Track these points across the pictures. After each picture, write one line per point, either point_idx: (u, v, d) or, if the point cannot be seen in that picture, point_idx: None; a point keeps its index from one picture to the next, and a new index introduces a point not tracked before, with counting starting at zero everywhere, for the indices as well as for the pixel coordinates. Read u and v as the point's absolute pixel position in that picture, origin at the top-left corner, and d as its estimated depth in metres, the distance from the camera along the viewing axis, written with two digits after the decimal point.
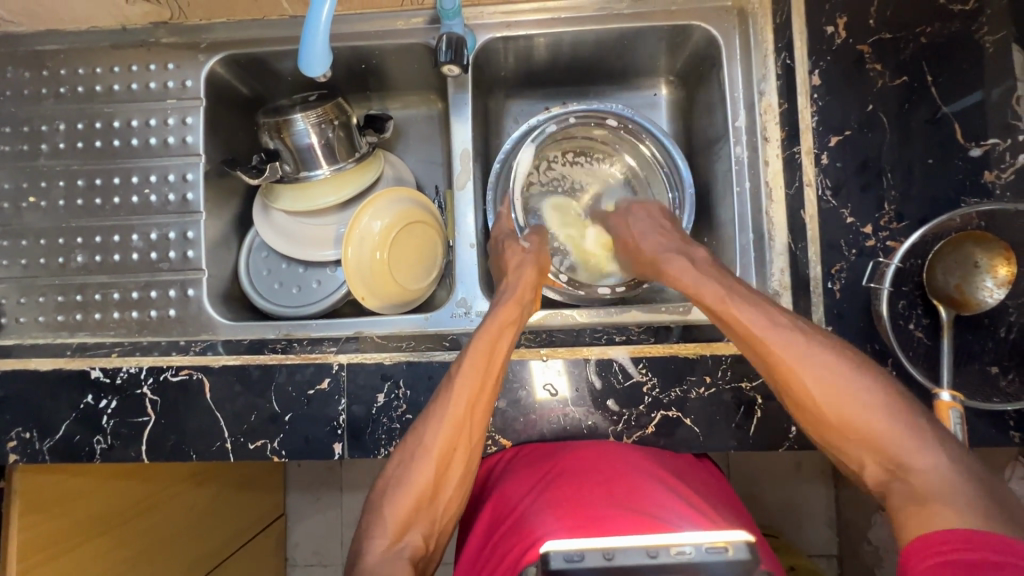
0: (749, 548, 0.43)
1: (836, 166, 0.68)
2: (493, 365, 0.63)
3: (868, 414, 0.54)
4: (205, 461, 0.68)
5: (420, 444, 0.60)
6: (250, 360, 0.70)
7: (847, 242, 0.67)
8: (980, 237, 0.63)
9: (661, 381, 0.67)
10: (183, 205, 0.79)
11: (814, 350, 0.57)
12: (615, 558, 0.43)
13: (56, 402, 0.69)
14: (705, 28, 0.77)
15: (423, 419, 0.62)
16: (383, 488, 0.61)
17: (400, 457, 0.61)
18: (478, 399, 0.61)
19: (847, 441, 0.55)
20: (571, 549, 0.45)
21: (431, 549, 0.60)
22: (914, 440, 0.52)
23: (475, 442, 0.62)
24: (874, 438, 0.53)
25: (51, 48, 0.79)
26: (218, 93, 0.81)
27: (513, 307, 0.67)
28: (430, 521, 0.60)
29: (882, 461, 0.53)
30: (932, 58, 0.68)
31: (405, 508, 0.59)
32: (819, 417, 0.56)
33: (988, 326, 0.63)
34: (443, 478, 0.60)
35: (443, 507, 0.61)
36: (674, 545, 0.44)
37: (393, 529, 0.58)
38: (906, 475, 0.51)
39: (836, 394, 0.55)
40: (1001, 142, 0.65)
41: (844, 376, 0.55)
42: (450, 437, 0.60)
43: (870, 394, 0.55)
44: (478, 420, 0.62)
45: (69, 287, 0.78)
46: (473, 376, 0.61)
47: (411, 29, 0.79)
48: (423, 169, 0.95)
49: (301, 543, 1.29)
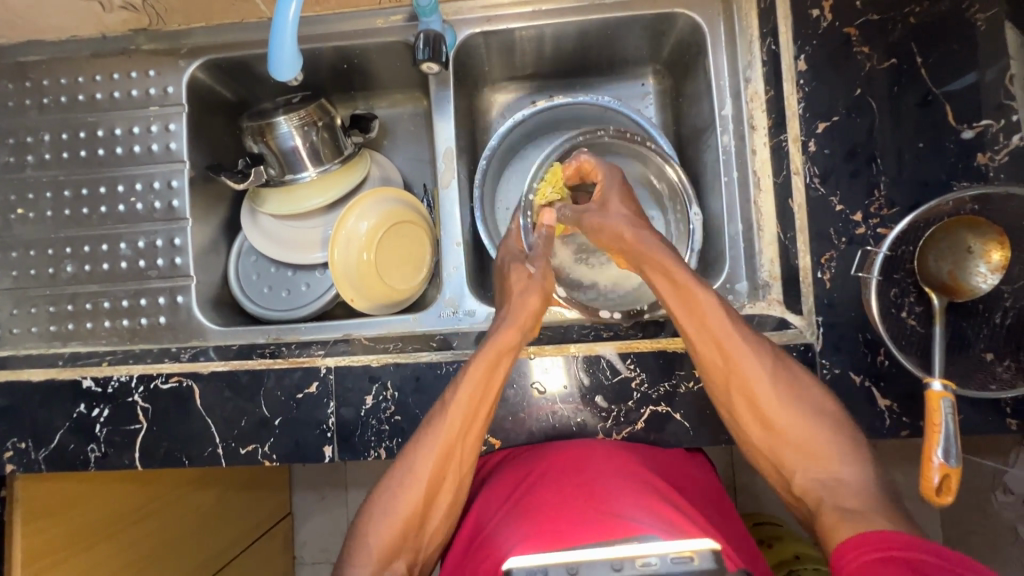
0: (715, 557, 0.43)
1: (824, 153, 0.67)
2: (486, 397, 0.62)
3: (808, 424, 0.58)
4: (197, 466, 0.68)
5: (410, 473, 0.60)
6: (239, 366, 0.70)
7: (837, 231, 0.66)
8: (972, 222, 0.62)
9: (650, 377, 0.66)
10: (169, 212, 0.79)
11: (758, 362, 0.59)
12: (580, 572, 0.43)
13: (50, 412, 0.70)
14: (689, 16, 0.76)
15: (415, 447, 0.61)
16: (370, 507, 0.61)
17: (388, 486, 0.61)
18: (470, 430, 0.62)
19: (783, 442, 0.60)
20: (534, 564, 0.45)
21: (414, 574, 0.61)
22: (840, 453, 0.58)
23: (466, 468, 0.63)
24: (807, 446, 0.59)
25: (33, 59, 0.79)
26: (201, 99, 0.81)
27: (513, 334, 0.64)
28: (415, 548, 0.61)
29: (811, 468, 0.58)
30: (921, 38, 0.66)
31: (390, 536, 0.59)
32: (748, 422, 0.61)
33: (983, 312, 0.62)
34: (435, 503, 0.61)
35: (428, 530, 0.62)
36: (640, 556, 0.44)
37: (378, 559, 0.58)
38: (837, 484, 0.56)
39: (773, 401, 0.59)
40: (995, 123, 0.63)
41: (783, 392, 0.59)
42: (439, 466, 0.60)
43: (807, 409, 0.59)
44: (467, 460, 0.63)
45: (60, 298, 0.78)
46: (462, 411, 0.61)
47: (389, 27, 0.78)
48: (410, 167, 0.94)
49: (308, 542, 1.30)
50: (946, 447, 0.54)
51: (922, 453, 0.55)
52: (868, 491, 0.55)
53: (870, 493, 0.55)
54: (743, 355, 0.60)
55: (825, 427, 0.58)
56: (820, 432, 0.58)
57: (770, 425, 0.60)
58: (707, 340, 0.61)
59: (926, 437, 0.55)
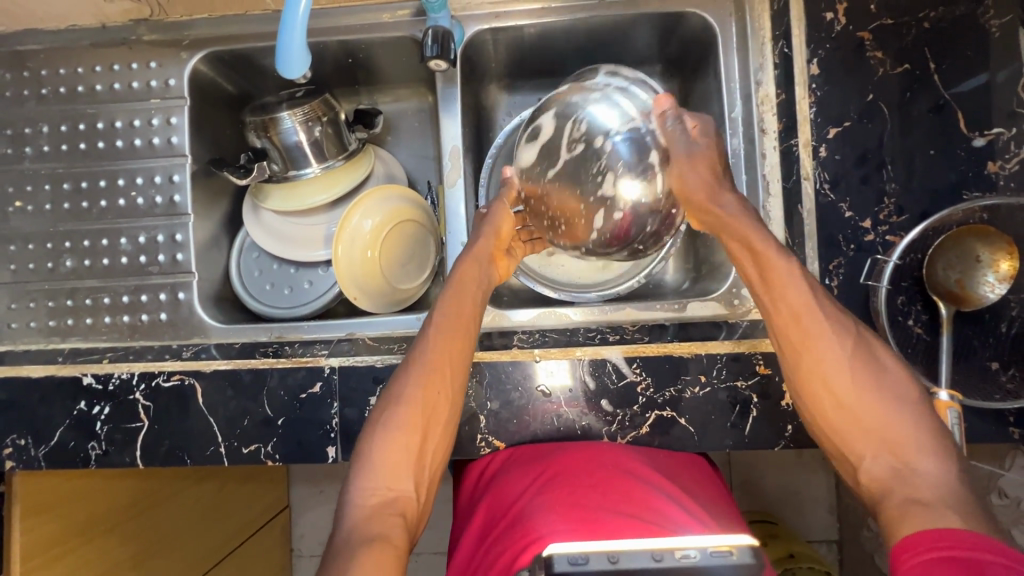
0: (754, 552, 0.43)
1: (835, 159, 0.67)
2: (466, 314, 0.65)
3: (878, 401, 0.52)
4: (199, 465, 0.68)
5: (394, 398, 0.59)
6: (242, 365, 0.69)
7: (846, 238, 0.66)
8: (982, 231, 0.61)
9: (656, 381, 0.66)
10: (171, 207, 0.78)
11: (835, 326, 0.55)
12: (619, 561, 0.43)
13: (50, 408, 0.69)
14: (700, 16, 0.75)
15: (400, 370, 0.61)
16: (360, 447, 0.59)
17: (376, 413, 0.60)
18: (456, 350, 0.62)
19: (855, 428, 0.53)
20: (575, 551, 0.45)
21: (422, 506, 0.57)
22: (923, 444, 0.50)
23: (456, 392, 0.62)
24: (884, 434, 0.51)
25: (32, 48, 0.78)
26: (202, 91, 0.79)
27: (477, 256, 0.69)
28: (416, 476, 0.57)
29: (883, 455, 0.51)
30: (934, 44, 0.66)
31: (390, 462, 0.57)
32: (830, 400, 0.54)
33: (990, 321, 0.62)
34: (430, 426, 0.59)
35: (429, 462, 0.59)
36: (677, 549, 0.44)
37: (376, 492, 0.55)
38: (912, 474, 0.49)
39: (856, 380, 0.53)
40: (1006, 131, 0.64)
41: (865, 368, 0.53)
42: (426, 386, 0.60)
43: (897, 396, 0.52)
44: (457, 382, 0.62)
45: (59, 292, 0.77)
46: (444, 331, 0.62)
47: (396, 22, 0.77)
48: (414, 164, 0.93)
49: (306, 534, 1.31)
50: None
51: None
52: (949, 486, 0.47)
53: (947, 482, 0.48)
54: (816, 331, 0.55)
55: (906, 410, 0.51)
56: (895, 416, 0.51)
57: (851, 410, 0.53)
58: (778, 306, 0.57)
59: None
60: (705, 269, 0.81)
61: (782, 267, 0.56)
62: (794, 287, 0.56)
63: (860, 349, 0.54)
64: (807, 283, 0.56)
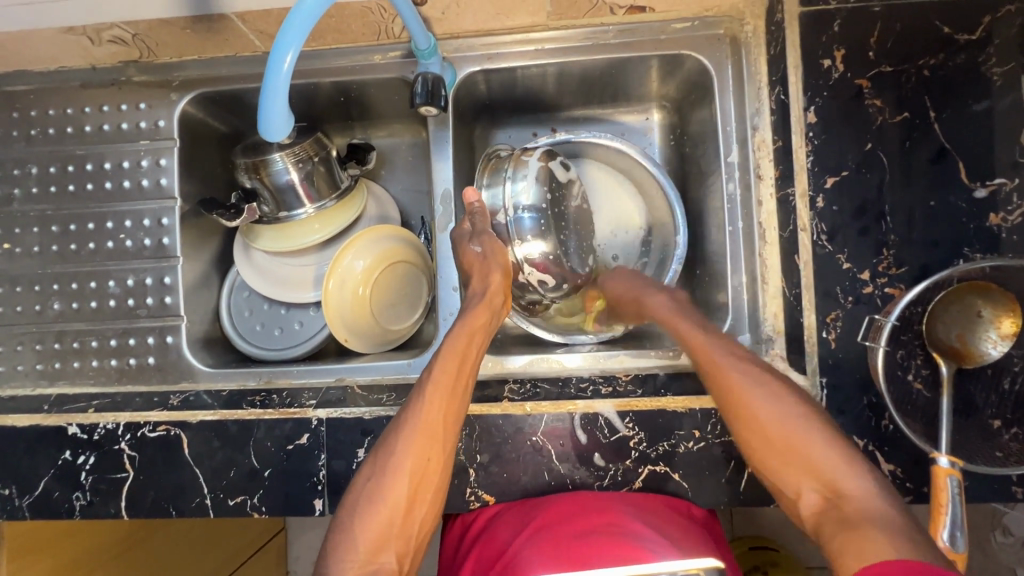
0: (719, 573, 0.53)
1: (833, 209, 0.65)
2: (463, 368, 0.65)
3: (801, 433, 0.54)
4: (185, 517, 0.67)
5: (390, 456, 0.60)
6: (228, 415, 0.68)
7: (844, 290, 0.64)
8: (984, 288, 0.60)
9: (649, 436, 0.65)
10: (159, 249, 0.77)
11: (744, 366, 0.60)
12: None
13: (34, 458, 0.68)
14: (696, 58, 0.73)
15: (394, 430, 0.62)
16: (349, 506, 0.59)
17: (370, 468, 0.61)
18: (450, 409, 0.62)
19: (787, 463, 0.54)
20: None
21: (406, 570, 0.57)
22: (848, 468, 0.52)
23: (448, 451, 0.62)
24: (832, 490, 0.51)
25: (22, 89, 0.77)
26: (193, 133, 0.79)
27: (485, 310, 0.68)
28: (403, 539, 0.58)
29: (838, 514, 0.50)
30: (935, 91, 0.64)
31: (376, 527, 0.57)
32: (756, 436, 0.56)
33: (991, 377, 0.60)
34: (420, 488, 0.60)
35: (416, 524, 0.59)
36: (653, 574, 0.52)
37: (364, 553, 0.56)
38: (842, 501, 0.50)
39: (780, 420, 0.55)
40: (1008, 182, 0.63)
41: (770, 397, 0.57)
42: (421, 447, 0.60)
43: (805, 422, 0.55)
44: (451, 439, 0.62)
45: (46, 335, 0.76)
46: (441, 387, 0.63)
47: (387, 63, 0.76)
48: (407, 199, 0.92)
49: (301, 556, 1.29)
50: (952, 531, 0.51)
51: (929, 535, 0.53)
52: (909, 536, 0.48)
53: (881, 511, 0.48)
54: (757, 395, 0.57)
55: (827, 441, 0.53)
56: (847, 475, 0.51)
57: (777, 446, 0.55)
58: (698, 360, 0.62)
59: (930, 518, 0.53)
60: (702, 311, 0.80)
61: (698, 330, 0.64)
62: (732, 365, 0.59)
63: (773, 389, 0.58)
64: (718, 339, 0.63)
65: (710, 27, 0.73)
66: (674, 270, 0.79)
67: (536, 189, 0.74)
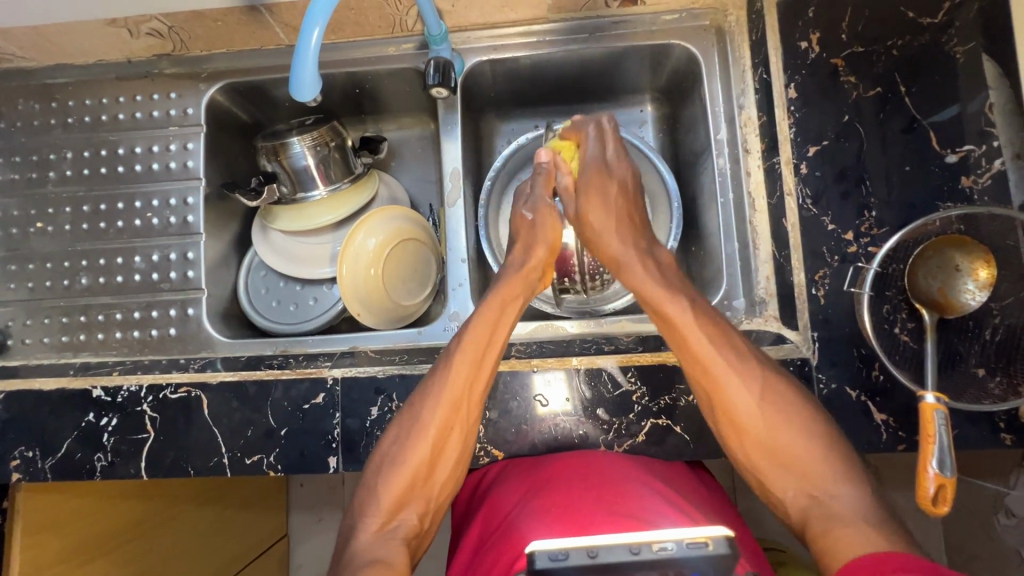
0: (729, 543, 0.44)
1: (816, 175, 0.70)
2: (492, 346, 0.66)
3: (790, 437, 0.60)
4: (202, 476, 0.69)
5: (417, 422, 0.64)
6: (247, 376, 0.71)
7: (830, 249, 0.69)
8: (960, 241, 0.64)
9: (651, 390, 0.68)
10: (184, 227, 0.82)
11: (739, 368, 0.62)
12: (598, 556, 0.44)
13: (58, 420, 0.71)
14: (684, 46, 0.80)
15: (420, 397, 0.65)
16: (376, 464, 0.64)
17: (396, 435, 0.64)
18: (476, 381, 0.64)
19: (772, 457, 0.61)
20: (555, 548, 0.45)
21: (425, 528, 0.63)
22: (838, 475, 0.58)
23: (473, 420, 0.65)
24: (795, 461, 0.60)
25: (60, 81, 0.83)
26: (219, 121, 0.84)
27: (517, 284, 0.71)
28: (425, 499, 0.64)
29: (803, 487, 0.59)
30: (904, 70, 0.70)
31: (399, 489, 0.62)
32: (745, 443, 0.62)
33: (973, 329, 0.63)
34: (445, 453, 0.64)
35: (438, 485, 0.65)
36: (655, 541, 0.45)
37: (387, 509, 0.62)
38: (827, 501, 0.57)
39: (773, 423, 0.61)
40: (977, 148, 0.66)
41: (750, 395, 0.62)
42: (445, 416, 0.63)
43: (804, 428, 0.60)
44: (475, 409, 0.65)
45: (73, 309, 0.80)
46: (468, 360, 0.64)
47: (400, 55, 0.82)
48: (417, 187, 0.97)
49: (303, 565, 1.29)
50: (941, 458, 0.55)
51: (918, 466, 0.56)
52: (864, 512, 0.55)
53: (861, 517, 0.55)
54: (732, 385, 0.62)
55: (813, 441, 0.59)
56: (815, 452, 0.59)
57: (756, 437, 0.62)
58: (686, 354, 0.64)
59: (920, 449, 0.56)
60: (698, 284, 0.84)
61: (680, 307, 0.65)
62: (710, 354, 0.62)
63: (767, 387, 0.62)
64: (703, 318, 0.64)
65: (697, 19, 0.80)
66: (671, 246, 0.82)
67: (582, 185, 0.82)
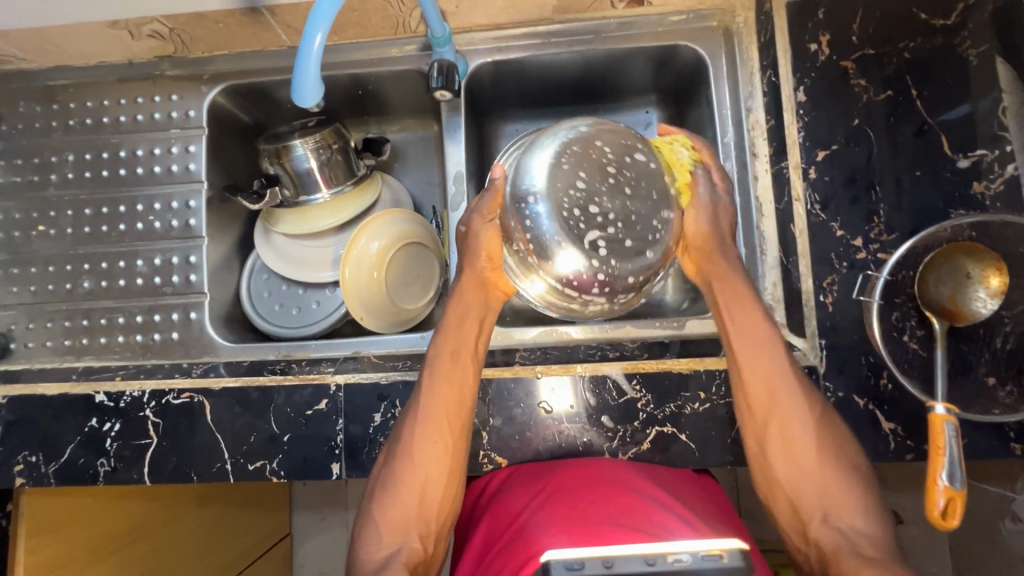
0: (744, 555, 0.45)
1: (824, 180, 0.69)
2: (460, 364, 0.64)
3: (829, 472, 0.60)
4: (205, 482, 0.69)
5: (402, 446, 0.63)
6: (249, 382, 0.71)
7: (838, 256, 0.68)
8: (972, 249, 0.63)
9: (656, 398, 0.67)
10: (186, 230, 0.81)
11: (798, 400, 0.61)
12: (613, 566, 0.45)
13: (61, 425, 0.71)
14: (692, 48, 0.79)
15: (403, 421, 0.65)
16: (372, 491, 0.64)
17: (386, 460, 0.64)
18: (455, 398, 0.64)
19: (804, 493, 0.60)
20: (571, 557, 0.47)
21: (429, 552, 0.63)
22: (859, 506, 0.59)
23: (456, 444, 0.64)
24: (829, 492, 0.60)
25: (61, 83, 0.83)
26: (220, 123, 0.84)
27: (487, 297, 0.69)
28: (423, 526, 0.63)
29: (830, 511, 0.59)
30: (916, 72, 0.69)
31: (396, 514, 0.62)
32: (787, 469, 0.61)
33: (984, 337, 0.62)
34: (432, 479, 0.63)
35: (433, 513, 0.63)
36: (670, 553, 0.46)
37: (388, 536, 0.62)
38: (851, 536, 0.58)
39: (823, 451, 0.60)
40: (989, 152, 0.65)
41: (806, 422, 0.60)
42: (426, 442, 0.63)
43: (841, 462, 0.60)
44: (457, 428, 0.64)
45: (75, 312, 0.80)
46: (439, 383, 0.64)
47: (404, 56, 0.81)
48: (419, 189, 0.97)
49: (307, 564, 1.30)
50: (950, 471, 0.54)
51: (927, 477, 0.55)
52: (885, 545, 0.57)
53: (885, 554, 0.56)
54: (793, 418, 0.60)
55: (845, 477, 0.60)
56: (848, 485, 0.60)
57: (799, 468, 0.61)
58: (758, 381, 0.61)
59: (929, 460, 0.55)
60: (704, 289, 0.83)
61: (753, 330, 0.62)
62: (778, 392, 0.61)
63: (819, 421, 0.61)
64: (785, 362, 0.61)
65: (704, 20, 0.79)
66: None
67: (548, 186, 0.52)
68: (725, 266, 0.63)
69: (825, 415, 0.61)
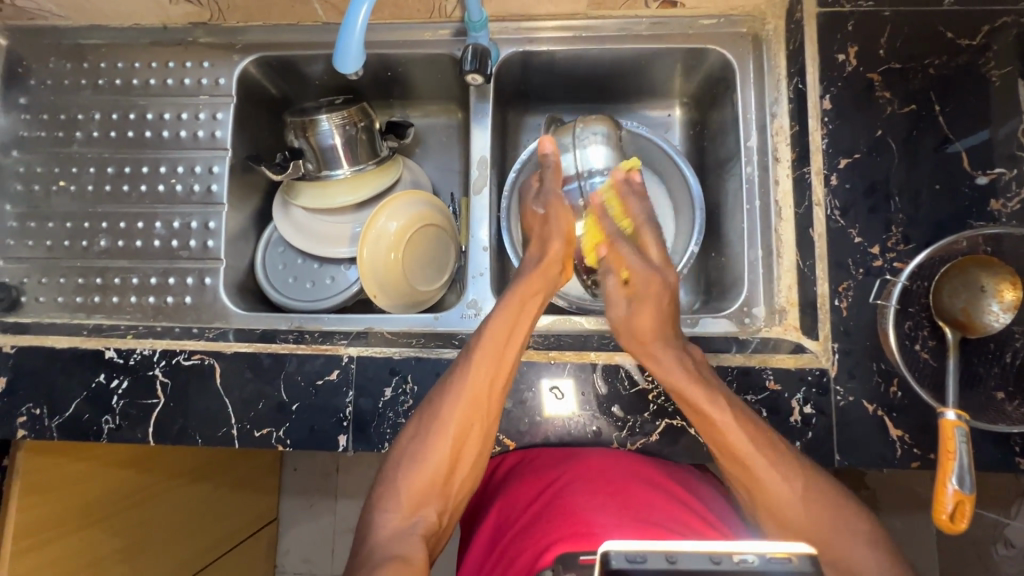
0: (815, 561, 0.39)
1: (845, 187, 0.70)
2: (512, 340, 0.65)
3: (838, 531, 0.58)
4: (210, 446, 0.68)
5: (436, 418, 0.63)
6: (262, 348, 0.71)
7: (855, 262, 0.69)
8: (987, 262, 0.64)
9: (667, 390, 0.67)
10: (207, 195, 0.81)
11: (778, 460, 0.60)
12: (678, 562, 0.38)
13: (68, 379, 0.70)
14: (720, 52, 0.80)
15: (440, 391, 0.64)
16: (397, 459, 0.63)
17: (414, 432, 0.63)
18: (498, 376, 0.64)
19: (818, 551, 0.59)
20: (631, 548, 0.39)
21: (444, 523, 0.63)
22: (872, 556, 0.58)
23: (492, 416, 0.65)
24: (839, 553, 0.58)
25: (93, 43, 0.83)
26: (249, 93, 0.84)
27: (539, 277, 0.70)
28: (443, 497, 0.63)
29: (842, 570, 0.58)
30: (939, 88, 0.70)
31: (419, 484, 0.61)
32: (786, 530, 0.60)
33: (994, 351, 0.63)
34: (461, 447, 0.63)
35: (456, 483, 0.64)
36: (734, 552, 0.39)
37: (406, 505, 0.61)
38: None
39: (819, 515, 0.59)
40: (1007, 171, 0.67)
41: (783, 484, 0.60)
42: (465, 414, 0.63)
43: (848, 517, 0.59)
44: (493, 403, 0.65)
45: (89, 270, 0.80)
46: (490, 356, 0.64)
47: (437, 40, 0.82)
48: (439, 175, 0.97)
49: (291, 551, 1.28)
50: (960, 475, 0.55)
51: (937, 481, 0.56)
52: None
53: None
54: (770, 483, 0.60)
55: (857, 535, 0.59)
56: (855, 544, 0.58)
57: (796, 530, 0.59)
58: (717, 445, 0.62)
59: (939, 463, 0.55)
60: (716, 291, 0.84)
61: (714, 404, 0.61)
62: (750, 454, 0.60)
63: (808, 485, 0.60)
64: (736, 414, 0.61)
65: (734, 26, 0.80)
66: (692, 251, 0.82)
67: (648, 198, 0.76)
68: (666, 359, 0.64)
69: (802, 467, 0.61)
